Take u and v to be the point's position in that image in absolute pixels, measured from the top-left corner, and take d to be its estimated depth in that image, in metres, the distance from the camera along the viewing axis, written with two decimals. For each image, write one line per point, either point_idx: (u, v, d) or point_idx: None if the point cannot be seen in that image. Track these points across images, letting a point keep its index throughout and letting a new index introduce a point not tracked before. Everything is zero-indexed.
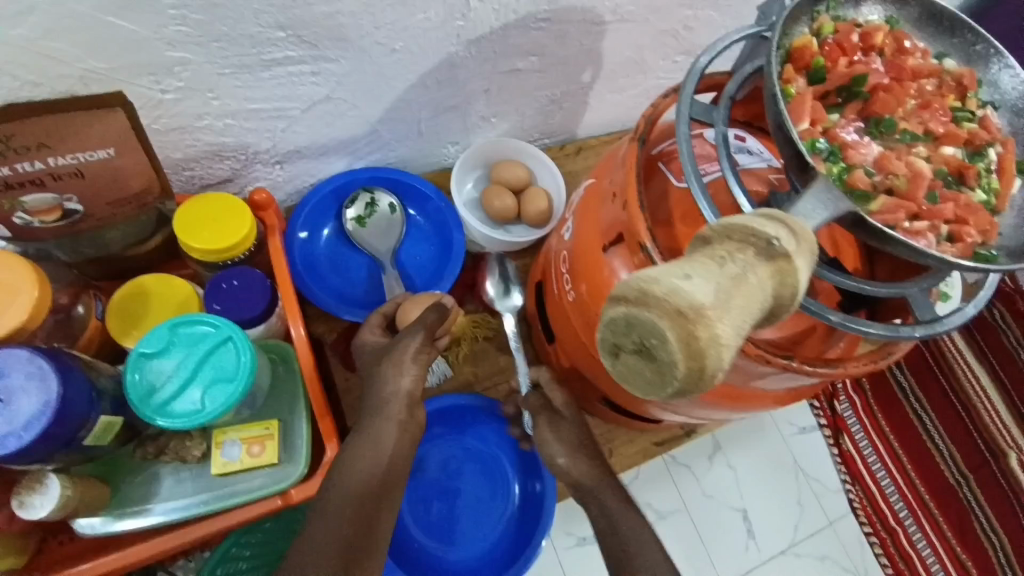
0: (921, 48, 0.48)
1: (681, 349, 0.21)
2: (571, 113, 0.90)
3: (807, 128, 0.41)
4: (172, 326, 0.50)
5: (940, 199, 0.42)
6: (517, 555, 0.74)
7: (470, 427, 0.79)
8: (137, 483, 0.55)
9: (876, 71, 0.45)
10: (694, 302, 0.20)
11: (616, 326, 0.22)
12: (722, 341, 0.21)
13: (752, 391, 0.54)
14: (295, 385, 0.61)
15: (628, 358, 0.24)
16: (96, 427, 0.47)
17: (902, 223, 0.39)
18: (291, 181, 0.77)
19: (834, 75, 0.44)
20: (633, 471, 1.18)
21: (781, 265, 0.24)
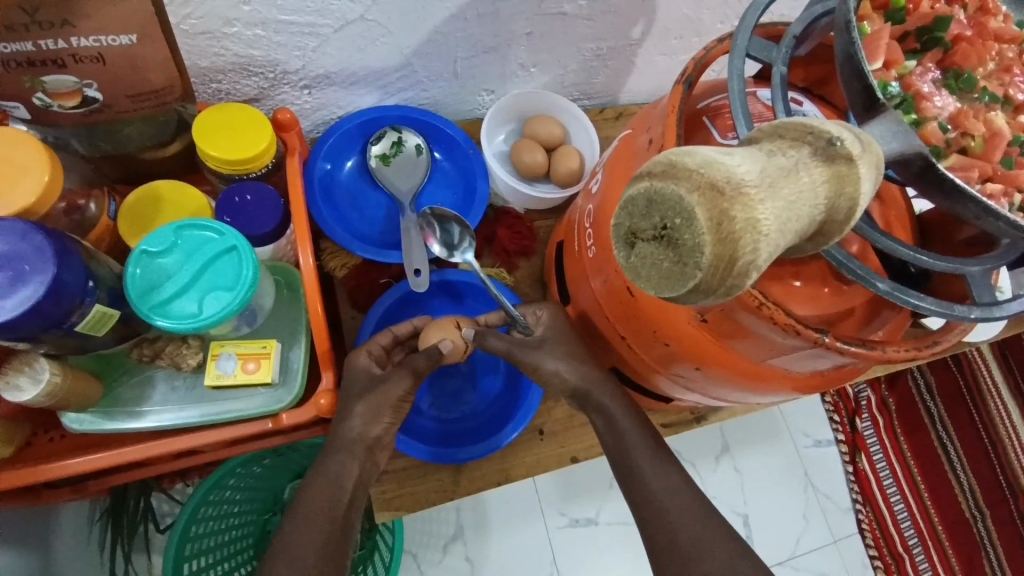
0: (1005, 11, 0.42)
1: (704, 220, 0.23)
2: (616, 73, 0.85)
3: (879, 69, 0.38)
4: (177, 227, 0.49)
5: (1016, 165, 0.38)
6: (503, 421, 0.71)
7: (469, 300, 0.76)
8: (131, 385, 0.54)
9: (959, 19, 0.40)
10: (723, 179, 0.23)
11: (638, 203, 0.25)
12: (753, 222, 0.23)
13: (771, 370, 0.51)
14: (299, 311, 0.59)
15: (648, 243, 0.25)
16: (90, 315, 0.46)
17: (973, 184, 0.36)
18: (318, 110, 0.75)
19: (915, 16, 0.40)
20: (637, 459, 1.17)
21: (839, 167, 0.24)
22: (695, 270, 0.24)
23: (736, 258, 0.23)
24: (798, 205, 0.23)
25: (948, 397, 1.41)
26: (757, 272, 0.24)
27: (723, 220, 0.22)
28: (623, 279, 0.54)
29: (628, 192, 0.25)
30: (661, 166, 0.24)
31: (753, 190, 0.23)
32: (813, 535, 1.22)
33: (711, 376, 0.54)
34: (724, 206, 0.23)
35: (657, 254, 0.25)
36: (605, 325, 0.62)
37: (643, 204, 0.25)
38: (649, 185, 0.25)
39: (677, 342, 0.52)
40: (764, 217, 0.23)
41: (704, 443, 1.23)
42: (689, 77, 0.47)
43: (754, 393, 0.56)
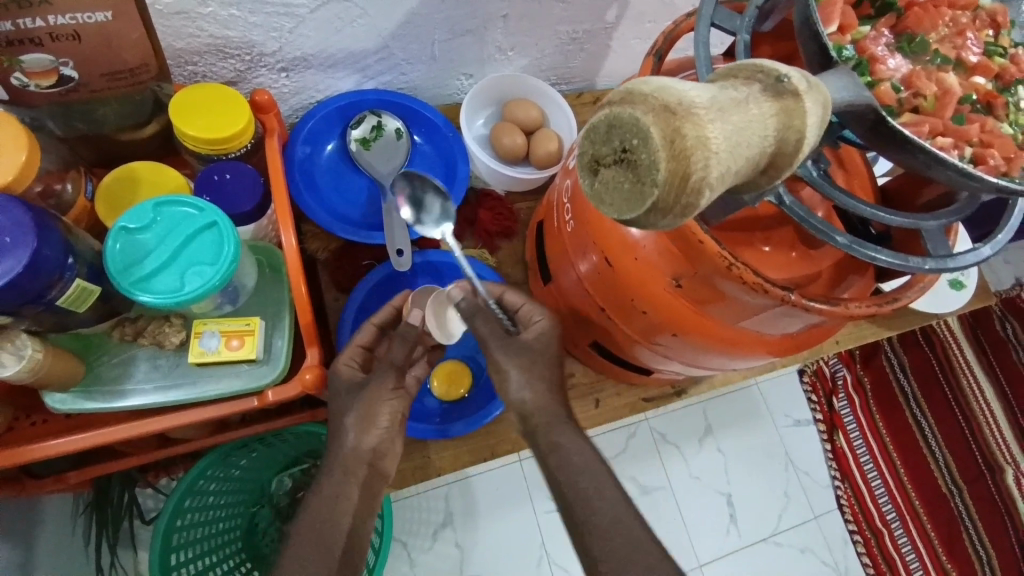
0: None
1: (659, 136, 0.24)
2: (592, 57, 0.87)
3: (834, 33, 0.40)
4: (157, 203, 0.49)
5: (966, 121, 0.40)
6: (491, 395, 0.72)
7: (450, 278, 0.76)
8: (112, 366, 0.53)
9: None
10: (678, 98, 0.24)
11: (599, 129, 0.26)
12: (705, 139, 0.24)
13: (742, 333, 0.53)
14: (281, 291, 0.59)
15: (609, 170, 0.27)
16: (70, 290, 0.44)
17: (924, 138, 0.38)
18: (297, 94, 0.75)
19: None
20: (617, 448, 1.21)
21: (786, 101, 0.26)
22: (650, 188, 0.25)
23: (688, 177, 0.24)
24: (748, 131, 0.25)
25: (921, 375, 1.46)
26: (711, 194, 0.25)
27: (674, 137, 0.24)
28: (602, 249, 0.55)
29: (590, 121, 0.27)
30: (618, 96, 0.26)
31: (703, 112, 0.24)
32: (792, 512, 1.27)
33: (688, 343, 0.56)
34: (677, 125, 0.24)
35: (615, 178, 0.27)
36: (586, 299, 0.64)
37: (603, 130, 0.26)
38: (609, 112, 0.26)
39: (655, 311, 0.54)
40: (711, 139, 0.24)
41: (686, 425, 1.25)
42: (660, 51, 0.49)
43: (731, 359, 0.58)
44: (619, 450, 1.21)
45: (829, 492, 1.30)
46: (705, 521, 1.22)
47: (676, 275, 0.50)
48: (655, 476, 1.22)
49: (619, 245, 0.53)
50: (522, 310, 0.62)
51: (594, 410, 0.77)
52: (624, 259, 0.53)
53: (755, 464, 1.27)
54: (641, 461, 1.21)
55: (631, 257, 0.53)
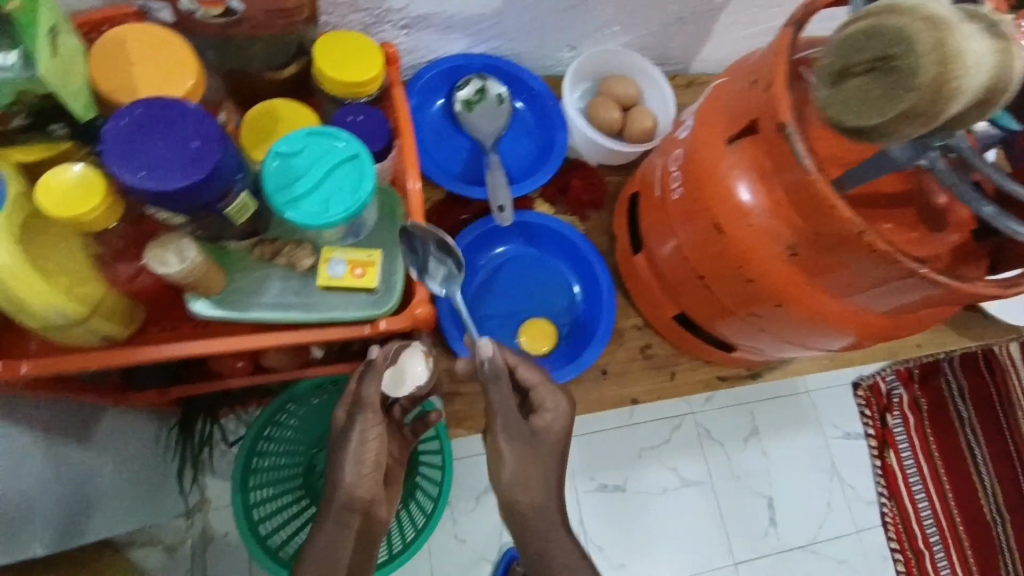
0: None
1: (926, 45, 0.31)
2: (693, 40, 0.88)
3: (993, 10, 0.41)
4: (310, 132, 0.53)
5: None
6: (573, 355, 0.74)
7: (541, 240, 0.78)
8: (244, 283, 0.57)
9: None
10: (941, 16, 0.32)
11: (858, 42, 0.34)
12: (965, 48, 0.31)
13: (847, 308, 0.54)
14: (397, 231, 0.62)
15: (863, 79, 0.34)
16: (236, 202, 0.48)
17: None
18: (410, 53, 0.79)
19: None
20: (664, 437, 1.22)
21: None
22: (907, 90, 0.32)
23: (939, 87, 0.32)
24: (998, 49, 0.31)
25: (980, 402, 1.42)
26: (961, 100, 0.32)
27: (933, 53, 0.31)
28: (713, 216, 0.56)
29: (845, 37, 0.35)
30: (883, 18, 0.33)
31: (962, 28, 0.31)
32: (835, 522, 1.26)
33: (790, 316, 0.57)
34: (939, 37, 0.31)
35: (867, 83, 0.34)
36: (682, 267, 0.65)
37: (861, 42, 0.34)
38: (868, 30, 0.34)
39: (763, 279, 0.55)
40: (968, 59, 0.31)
41: (733, 422, 1.26)
42: (799, 23, 0.49)
43: (826, 336, 0.59)
44: (665, 439, 1.22)
45: (874, 508, 1.28)
46: (746, 520, 1.22)
47: (798, 241, 0.51)
48: (697, 468, 1.22)
49: (733, 212, 0.55)
50: (537, 392, 0.62)
51: (669, 382, 0.79)
52: (735, 226, 0.55)
53: (802, 469, 1.26)
54: (685, 452, 1.22)
55: (744, 225, 0.54)
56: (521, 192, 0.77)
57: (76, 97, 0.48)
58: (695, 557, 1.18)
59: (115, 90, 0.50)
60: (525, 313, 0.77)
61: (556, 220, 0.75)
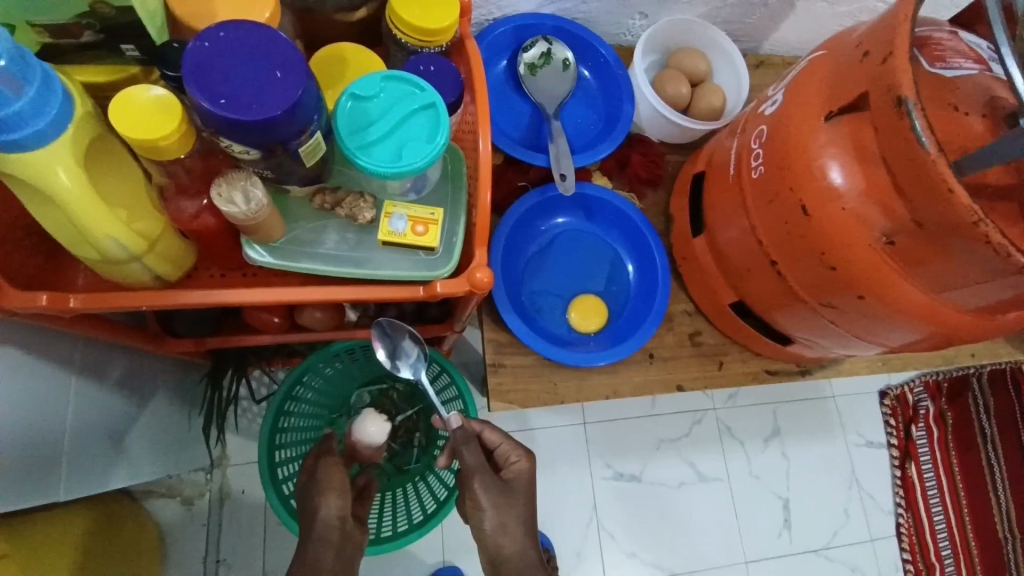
0: None
1: None
2: (770, 17, 0.84)
3: None
4: (388, 75, 0.50)
5: None
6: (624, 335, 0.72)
7: (597, 215, 0.76)
8: (302, 234, 0.55)
9: None
10: None
11: None
12: None
13: (937, 304, 0.51)
14: (460, 190, 0.59)
15: None
16: (310, 141, 0.45)
17: None
18: (478, 8, 0.75)
19: None
20: (685, 429, 1.20)
21: None
22: None
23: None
24: None
25: (1010, 421, 1.39)
26: None
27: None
28: (798, 198, 0.53)
29: None
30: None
31: None
32: (851, 529, 1.24)
33: (871, 308, 0.54)
34: None
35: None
36: (751, 251, 0.62)
37: None
38: None
39: (846, 268, 0.52)
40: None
41: (755, 421, 1.23)
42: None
43: (902, 334, 0.56)
44: (686, 432, 1.20)
45: (891, 518, 1.27)
46: (760, 521, 1.20)
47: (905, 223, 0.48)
48: (715, 465, 1.20)
49: (824, 193, 0.51)
50: (501, 449, 0.65)
51: (717, 371, 0.75)
52: (825, 208, 0.52)
53: (821, 475, 1.24)
54: (705, 447, 1.20)
55: (836, 207, 0.51)
56: (583, 164, 0.74)
57: (152, 17, 0.45)
58: (708, 553, 1.17)
59: (190, 13, 0.47)
60: (575, 289, 0.75)
61: (616, 195, 0.72)
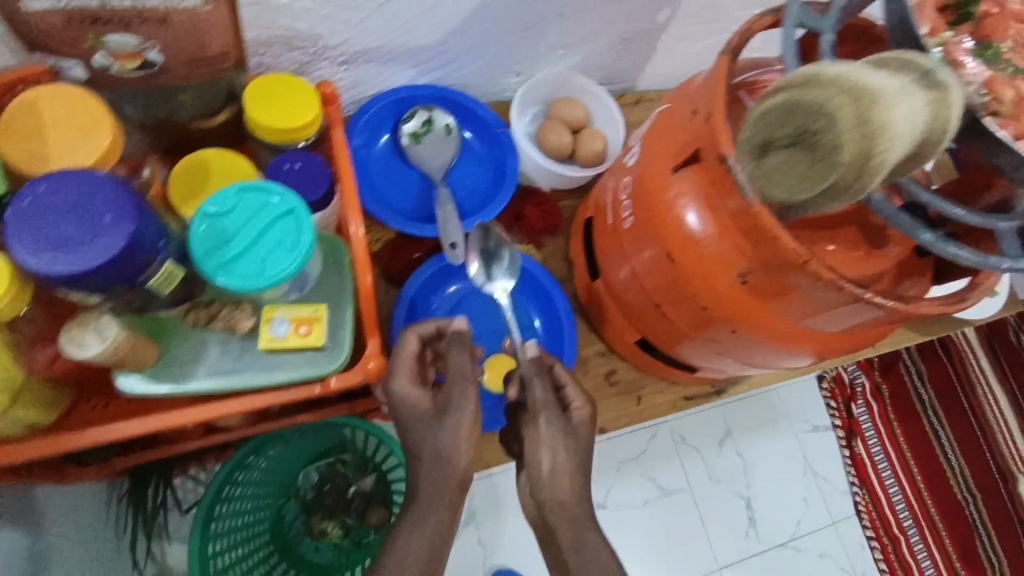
0: None
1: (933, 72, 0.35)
2: (639, 58, 0.88)
3: (926, 36, 0.40)
4: (241, 188, 0.50)
5: None
6: None
7: None
8: (180, 352, 0.54)
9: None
10: None
11: None
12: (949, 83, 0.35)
13: (804, 329, 0.53)
14: (345, 280, 0.59)
15: None
16: (160, 271, 0.45)
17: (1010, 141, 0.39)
18: (353, 88, 0.76)
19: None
20: (641, 448, 1.19)
21: None
22: None
23: (870, 98, 0.33)
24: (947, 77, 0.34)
25: (939, 384, 1.48)
26: None
27: (862, 96, 0.33)
28: (664, 245, 0.56)
29: None
30: (801, 70, 0.37)
31: None
32: (813, 516, 1.27)
33: (747, 339, 0.56)
34: None
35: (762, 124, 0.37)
36: (639, 294, 0.65)
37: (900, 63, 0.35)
38: None
39: (716, 304, 0.55)
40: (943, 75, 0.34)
41: (708, 426, 1.23)
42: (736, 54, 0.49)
43: (782, 356, 0.58)
44: (642, 451, 1.19)
45: (848, 498, 1.30)
46: (725, 524, 1.22)
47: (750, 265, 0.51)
48: (675, 478, 1.20)
49: (684, 242, 0.54)
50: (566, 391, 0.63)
51: (636, 407, 0.78)
52: (685, 255, 0.55)
53: (778, 468, 1.26)
54: (664, 464, 1.19)
55: (696, 254, 0.54)
56: (476, 224, 0.76)
57: None
58: (677, 569, 1.17)
59: (26, 161, 0.47)
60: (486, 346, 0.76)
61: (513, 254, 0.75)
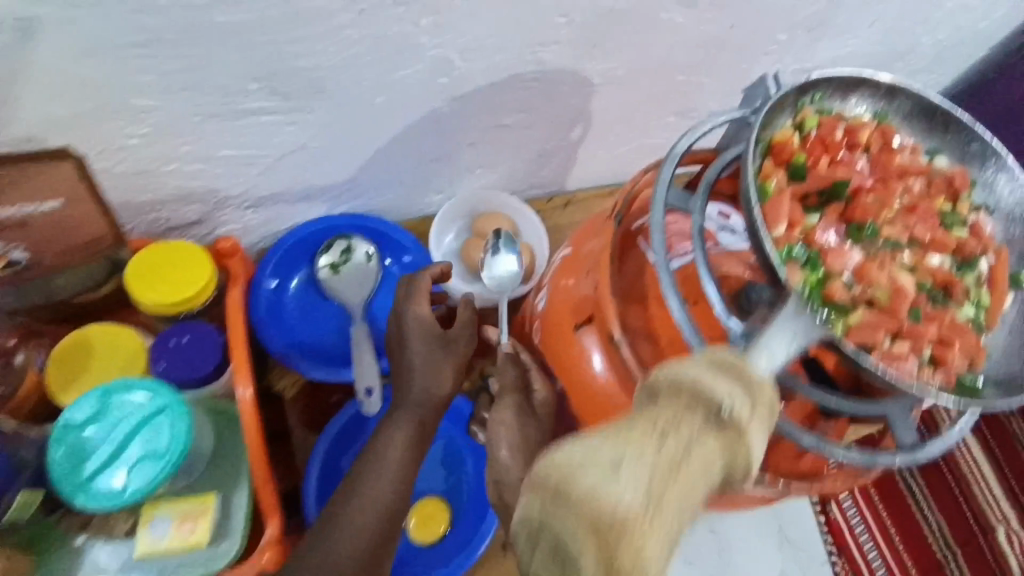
0: (910, 145, 0.44)
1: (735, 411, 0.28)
2: (561, 167, 0.88)
3: (783, 233, 0.38)
4: (101, 395, 0.50)
5: (924, 316, 0.38)
6: (471, 538, 0.70)
7: None
8: (59, 559, 0.52)
9: (858, 174, 0.42)
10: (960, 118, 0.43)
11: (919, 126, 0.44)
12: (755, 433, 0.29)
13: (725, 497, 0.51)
14: (240, 455, 0.57)
15: None
16: (13, 504, 0.47)
17: (879, 343, 0.36)
18: (265, 225, 0.74)
19: (815, 176, 0.40)
20: None
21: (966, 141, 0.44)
22: None
23: (679, 465, 0.27)
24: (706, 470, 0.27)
25: None
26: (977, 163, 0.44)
27: (616, 525, 0.25)
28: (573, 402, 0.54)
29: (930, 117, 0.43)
30: (563, 450, 0.27)
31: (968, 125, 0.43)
32: None
33: None
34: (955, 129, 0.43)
35: (547, 559, 0.27)
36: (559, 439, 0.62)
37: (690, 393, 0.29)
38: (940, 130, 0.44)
39: None
40: (785, 311, 0.33)
41: None
42: (619, 215, 0.51)
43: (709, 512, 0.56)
44: None
45: None
46: None
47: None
48: None
49: (593, 398, 0.53)
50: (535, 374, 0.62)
51: None
52: (598, 412, 0.53)
53: None
54: None
55: (607, 411, 0.52)
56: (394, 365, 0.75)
57: None
58: None
59: None
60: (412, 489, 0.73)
61: None
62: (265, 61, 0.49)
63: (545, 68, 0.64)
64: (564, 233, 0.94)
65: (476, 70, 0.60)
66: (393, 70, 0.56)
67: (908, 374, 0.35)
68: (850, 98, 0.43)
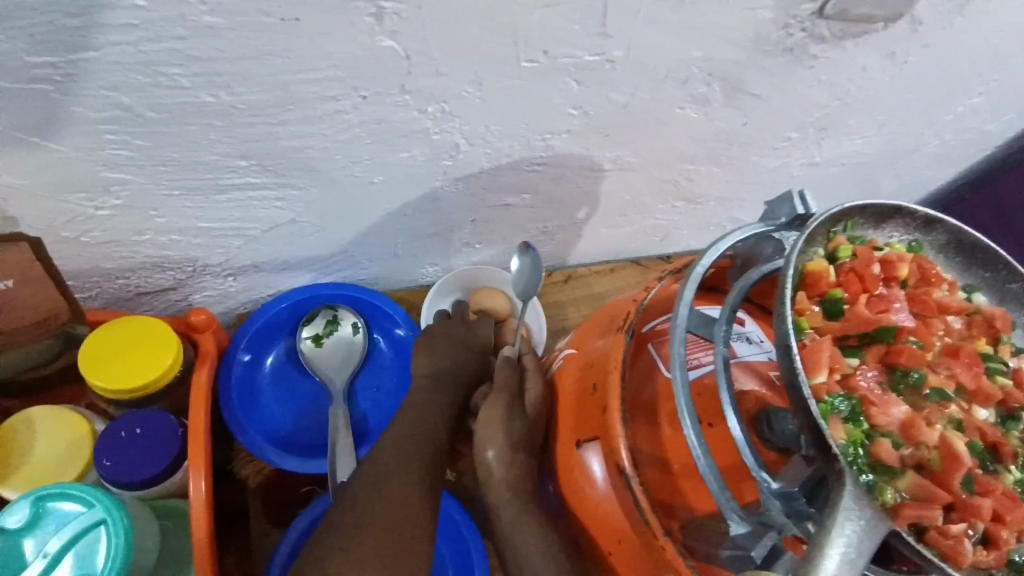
0: (948, 280, 0.41)
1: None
2: (563, 244, 0.84)
3: (823, 382, 0.34)
4: (38, 498, 0.44)
5: (977, 483, 0.34)
6: None
7: None
8: None
9: (900, 314, 0.38)
10: None
11: None
12: None
13: None
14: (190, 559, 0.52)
15: None
16: None
17: (936, 520, 0.32)
18: (246, 292, 0.70)
19: (853, 317, 0.36)
20: None
21: None
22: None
23: None
24: None
25: None
26: None
27: None
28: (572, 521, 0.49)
29: None
30: None
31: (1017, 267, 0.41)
32: None
33: None
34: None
35: None
36: None
37: None
38: None
39: None
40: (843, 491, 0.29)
41: None
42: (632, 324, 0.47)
43: None
44: None
45: None
46: None
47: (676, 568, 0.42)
48: None
49: (596, 519, 0.47)
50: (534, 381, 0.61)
51: None
52: (606, 540, 0.46)
53: None
54: None
55: (611, 536, 0.46)
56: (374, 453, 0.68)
57: None
58: None
59: None
60: None
61: None
62: (244, 140, 0.48)
63: (553, 154, 0.61)
64: (564, 311, 0.89)
65: (480, 154, 0.58)
66: (392, 152, 0.54)
67: (957, 553, 0.31)
68: (883, 227, 0.41)
